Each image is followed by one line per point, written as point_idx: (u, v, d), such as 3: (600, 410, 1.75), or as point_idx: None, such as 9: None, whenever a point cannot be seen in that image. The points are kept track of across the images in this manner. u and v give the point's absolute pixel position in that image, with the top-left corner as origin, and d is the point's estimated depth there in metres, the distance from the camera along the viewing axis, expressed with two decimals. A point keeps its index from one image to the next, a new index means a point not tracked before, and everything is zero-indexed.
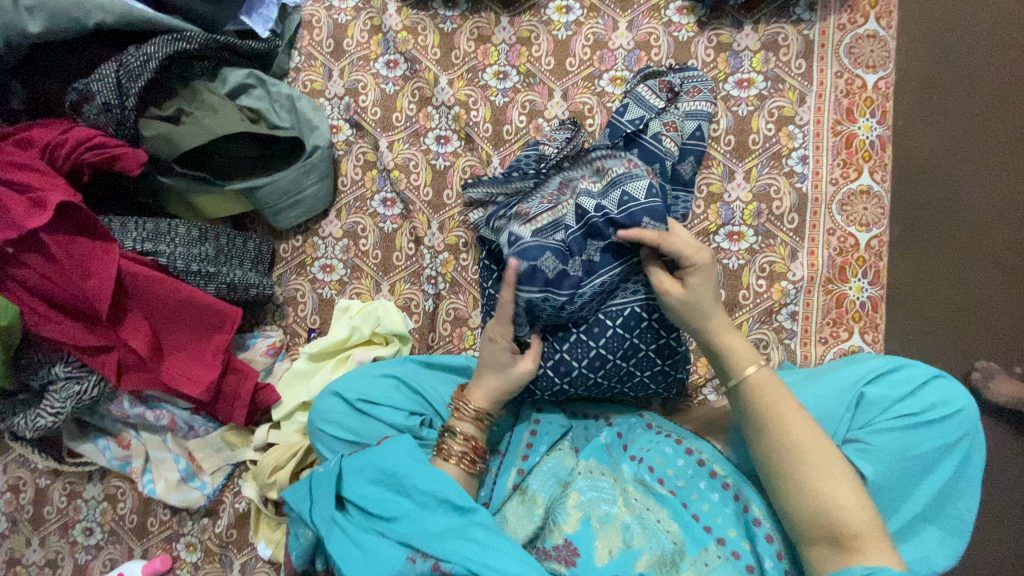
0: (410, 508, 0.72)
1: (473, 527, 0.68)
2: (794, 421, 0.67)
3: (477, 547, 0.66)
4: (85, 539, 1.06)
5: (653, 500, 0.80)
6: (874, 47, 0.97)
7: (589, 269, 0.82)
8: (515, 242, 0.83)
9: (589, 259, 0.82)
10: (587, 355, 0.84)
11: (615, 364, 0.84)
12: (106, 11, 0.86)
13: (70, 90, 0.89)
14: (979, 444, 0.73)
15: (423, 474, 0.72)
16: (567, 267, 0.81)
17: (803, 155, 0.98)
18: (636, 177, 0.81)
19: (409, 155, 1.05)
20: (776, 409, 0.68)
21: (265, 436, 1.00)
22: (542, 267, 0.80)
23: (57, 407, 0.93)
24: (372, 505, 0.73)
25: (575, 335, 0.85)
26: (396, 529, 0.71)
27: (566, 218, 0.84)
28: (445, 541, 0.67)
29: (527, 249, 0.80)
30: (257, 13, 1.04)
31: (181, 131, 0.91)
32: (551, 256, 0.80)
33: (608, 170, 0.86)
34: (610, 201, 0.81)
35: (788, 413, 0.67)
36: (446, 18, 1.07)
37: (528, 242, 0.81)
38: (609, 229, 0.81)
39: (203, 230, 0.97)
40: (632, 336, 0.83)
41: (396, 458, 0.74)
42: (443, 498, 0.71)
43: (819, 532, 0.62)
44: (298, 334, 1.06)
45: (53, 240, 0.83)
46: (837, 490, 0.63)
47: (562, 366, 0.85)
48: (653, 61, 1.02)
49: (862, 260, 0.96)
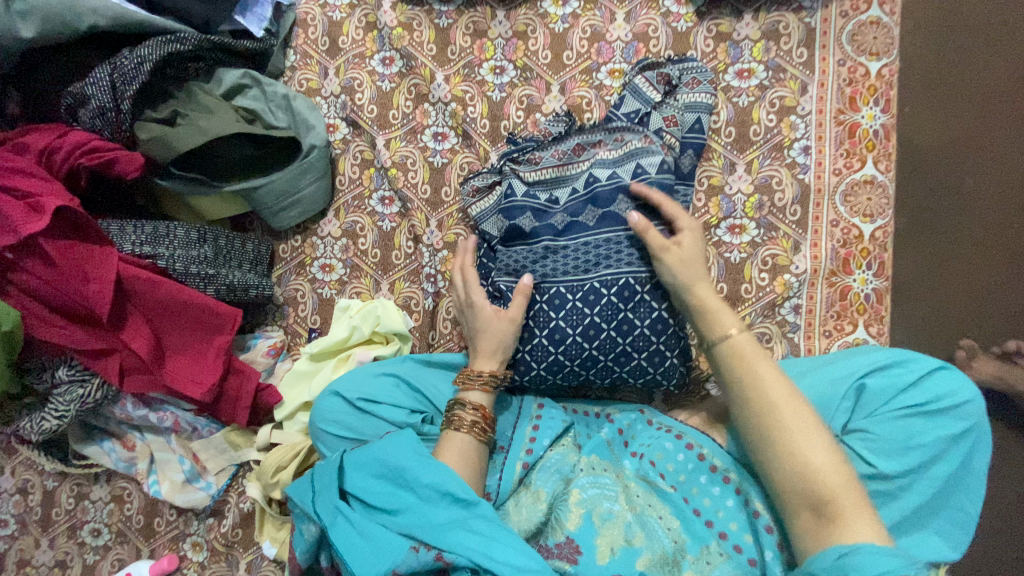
0: (413, 502, 0.71)
1: (477, 519, 0.68)
2: (775, 386, 0.68)
3: (479, 539, 0.67)
4: (93, 540, 1.07)
5: (655, 497, 0.79)
6: (878, 34, 0.95)
7: (574, 228, 0.89)
8: (509, 196, 0.93)
9: (583, 222, 0.88)
10: (581, 322, 0.85)
11: (608, 336, 0.84)
12: (99, 14, 0.86)
13: (66, 95, 0.89)
14: (985, 436, 0.71)
15: (426, 466, 0.72)
16: (551, 220, 0.90)
17: (805, 146, 0.96)
18: (650, 151, 0.88)
19: (406, 153, 1.04)
20: (754, 370, 0.70)
21: (268, 436, 1.00)
22: (522, 223, 0.91)
23: (61, 411, 0.94)
24: (373, 498, 0.73)
25: (570, 303, 0.86)
26: (399, 522, 0.71)
27: (575, 183, 0.91)
28: (448, 532, 0.68)
29: (514, 209, 0.91)
30: (251, 12, 1.03)
31: (177, 134, 0.91)
32: (531, 215, 0.91)
33: (625, 140, 0.91)
34: (624, 171, 0.88)
35: (766, 373, 0.69)
36: (441, 13, 1.06)
37: (518, 200, 0.92)
38: (616, 199, 0.87)
39: (202, 232, 0.97)
40: (627, 308, 0.84)
41: (398, 452, 0.74)
42: (445, 492, 0.70)
43: (802, 502, 0.63)
44: (299, 334, 1.06)
45: (52, 245, 0.83)
46: (819, 456, 0.63)
47: (557, 334, 0.86)
48: (651, 52, 1.01)
49: (867, 251, 0.94)
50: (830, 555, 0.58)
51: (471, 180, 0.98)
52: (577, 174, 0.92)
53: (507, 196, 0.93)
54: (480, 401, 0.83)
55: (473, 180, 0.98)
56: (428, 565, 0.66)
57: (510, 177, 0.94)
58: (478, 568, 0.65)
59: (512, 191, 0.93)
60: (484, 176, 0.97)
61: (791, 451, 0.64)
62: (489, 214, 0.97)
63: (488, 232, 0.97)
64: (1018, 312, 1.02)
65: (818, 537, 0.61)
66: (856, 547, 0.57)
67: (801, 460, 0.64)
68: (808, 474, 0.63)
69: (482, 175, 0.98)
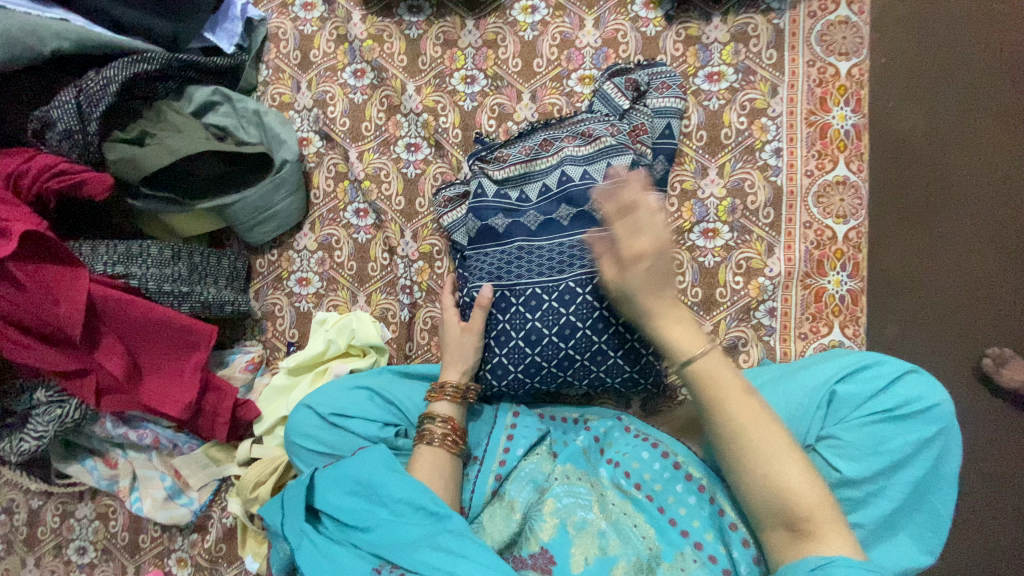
0: (385, 518, 0.72)
1: (445, 534, 0.68)
2: (740, 411, 0.65)
3: (446, 557, 0.65)
4: (79, 558, 1.07)
5: (630, 504, 0.79)
6: (847, 34, 0.95)
7: (546, 227, 0.89)
8: (479, 195, 0.94)
9: (557, 220, 0.89)
10: (556, 321, 0.84)
11: (584, 334, 0.84)
12: (62, 38, 0.87)
13: (31, 118, 0.90)
14: (955, 440, 0.71)
15: (398, 481, 0.73)
16: (524, 219, 0.90)
17: (777, 148, 0.96)
18: (620, 150, 0.89)
19: (379, 164, 1.04)
20: (721, 394, 0.66)
21: (248, 451, 1.01)
22: (494, 223, 0.91)
23: (40, 431, 0.94)
24: (345, 515, 0.73)
25: (546, 304, 0.85)
26: (369, 539, 0.71)
27: (546, 179, 0.91)
28: (416, 550, 0.67)
29: (485, 209, 0.93)
30: (221, 28, 1.04)
31: (146, 154, 0.92)
32: (503, 216, 0.92)
33: (595, 136, 0.91)
34: (596, 171, 0.89)
35: (732, 397, 0.65)
36: (411, 24, 1.06)
37: (489, 202, 0.93)
38: (590, 199, 0.87)
39: (176, 250, 0.97)
40: (602, 305, 0.83)
41: (370, 467, 0.75)
42: (418, 505, 0.71)
43: (777, 521, 0.61)
44: (277, 348, 1.07)
45: (21, 269, 0.83)
46: (794, 476, 0.61)
47: (533, 335, 0.86)
48: (621, 58, 1.01)
49: (841, 252, 0.93)
50: (807, 567, 0.57)
51: (443, 191, 1.00)
52: (546, 168, 0.92)
53: (477, 195, 0.95)
54: (452, 412, 0.83)
55: (445, 191, 0.99)
56: None
57: (479, 176, 0.96)
58: None
59: (482, 191, 0.94)
60: (455, 184, 0.99)
61: (764, 472, 0.62)
62: (460, 224, 0.97)
63: (459, 244, 0.98)
64: (1012, 306, 1.01)
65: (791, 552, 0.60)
66: (834, 559, 0.56)
67: (773, 480, 0.62)
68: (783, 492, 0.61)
69: (454, 184, 1.00)
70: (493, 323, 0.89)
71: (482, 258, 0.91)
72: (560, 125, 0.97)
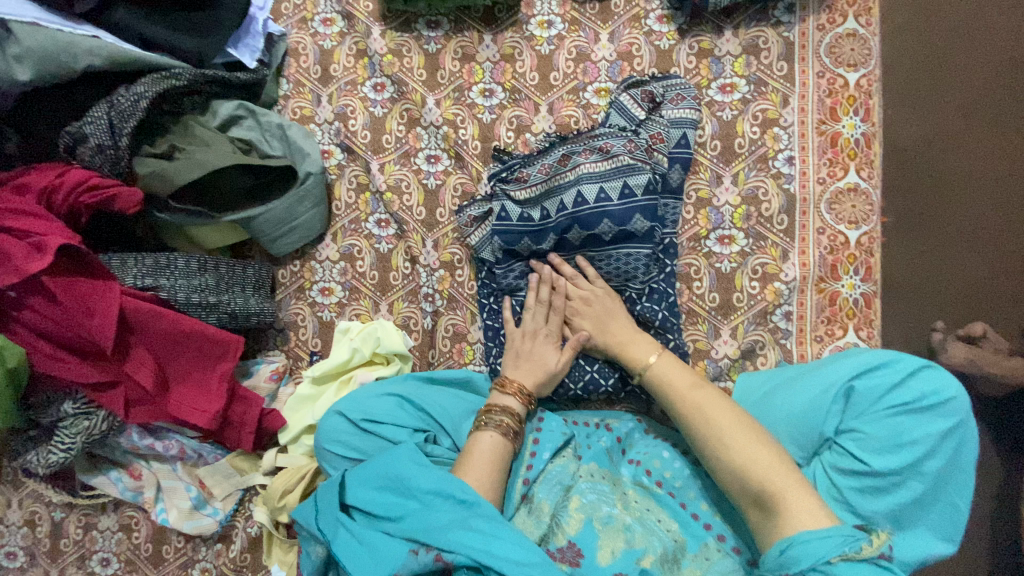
0: (416, 508, 0.74)
1: (477, 518, 0.70)
2: (689, 405, 0.78)
3: (479, 536, 0.68)
4: (103, 569, 1.08)
5: (653, 501, 0.82)
6: (855, 46, 0.98)
7: (564, 246, 0.95)
8: (503, 219, 0.96)
9: (570, 240, 0.94)
10: None
11: None
12: (94, 54, 0.89)
13: (64, 134, 0.91)
14: (971, 432, 0.73)
15: (427, 474, 0.75)
16: (544, 241, 0.94)
17: (789, 157, 0.99)
18: (636, 170, 0.92)
19: (401, 176, 1.06)
20: (672, 395, 0.81)
21: (274, 460, 1.02)
22: (518, 247, 0.96)
23: (68, 443, 0.95)
24: (377, 509, 0.75)
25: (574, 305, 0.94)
26: (402, 528, 0.73)
27: (563, 196, 0.93)
28: (448, 531, 0.69)
29: (510, 233, 0.95)
30: (243, 43, 1.05)
31: (175, 168, 0.93)
32: (527, 240, 0.95)
33: (612, 152, 0.93)
34: (612, 189, 0.91)
35: (679, 397, 0.80)
36: (430, 39, 1.08)
37: (513, 226, 0.95)
38: (600, 222, 0.91)
39: (202, 261, 0.99)
40: None
41: (399, 463, 0.77)
42: (447, 495, 0.73)
43: (748, 500, 0.70)
44: (300, 357, 1.08)
45: (55, 283, 0.84)
46: (742, 454, 0.72)
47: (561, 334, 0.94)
48: (636, 70, 1.03)
49: (853, 257, 0.96)
50: (774, 552, 0.65)
51: (466, 210, 1.01)
52: (563, 185, 0.93)
53: (500, 217, 0.96)
54: (511, 404, 0.86)
55: (467, 211, 1.01)
56: (428, 566, 0.68)
57: (502, 200, 0.98)
58: (478, 565, 0.67)
59: (506, 215, 0.96)
60: (476, 205, 1.00)
61: (720, 456, 0.73)
62: (486, 243, 0.99)
63: (486, 260, 1.00)
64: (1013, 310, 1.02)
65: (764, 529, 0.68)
66: (793, 539, 0.64)
67: (727, 464, 0.72)
68: (739, 472, 0.71)
69: (477, 203, 1.01)
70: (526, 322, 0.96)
71: (508, 273, 0.97)
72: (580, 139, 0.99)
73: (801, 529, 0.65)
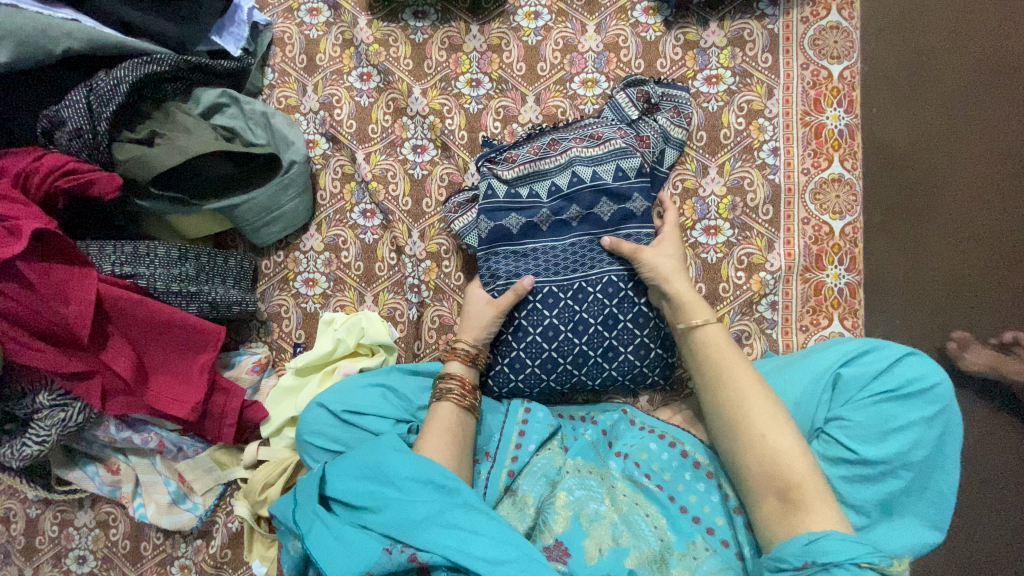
0: (396, 497, 0.73)
1: (456, 513, 0.70)
2: (741, 375, 0.75)
3: (459, 534, 0.68)
4: (78, 567, 1.05)
5: (641, 496, 0.80)
6: (838, 38, 0.99)
7: (557, 228, 0.93)
8: (490, 196, 0.94)
9: (568, 221, 0.93)
10: (572, 318, 0.89)
11: (596, 331, 0.89)
12: (73, 37, 0.88)
13: (41, 118, 0.90)
14: (955, 417, 0.73)
15: (407, 461, 0.74)
16: (537, 219, 0.93)
17: (774, 147, 0.99)
18: (628, 153, 0.91)
19: (386, 166, 1.06)
20: (717, 358, 0.77)
21: (255, 453, 1.00)
22: (508, 224, 0.93)
23: (42, 436, 0.93)
24: (357, 499, 0.74)
25: (562, 302, 0.89)
26: (379, 521, 0.72)
27: (555, 179, 0.92)
28: (427, 530, 0.69)
29: (498, 210, 0.93)
30: (228, 32, 1.04)
31: (155, 153, 0.92)
32: (515, 215, 0.93)
33: (604, 138, 0.93)
34: (606, 171, 0.91)
35: (729, 363, 0.76)
36: (417, 29, 1.08)
37: (501, 202, 0.93)
38: (597, 202, 0.91)
39: (183, 250, 0.98)
40: (612, 304, 0.89)
41: (379, 452, 0.76)
42: (428, 480, 0.73)
43: (769, 488, 0.68)
44: (283, 349, 1.06)
45: (29, 268, 0.82)
46: (782, 442, 0.69)
47: (550, 331, 0.89)
48: (623, 62, 1.04)
49: (838, 247, 0.97)
50: (799, 542, 0.63)
51: (452, 198, 1.01)
52: (553, 168, 0.93)
53: (487, 195, 0.94)
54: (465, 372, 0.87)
55: (455, 198, 1.01)
56: (403, 566, 0.67)
57: (488, 176, 0.95)
58: (453, 565, 0.66)
59: (493, 191, 0.94)
60: (465, 191, 1.00)
61: (764, 434, 0.70)
62: (471, 228, 0.96)
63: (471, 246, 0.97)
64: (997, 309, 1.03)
65: (785, 520, 0.66)
66: (825, 533, 0.62)
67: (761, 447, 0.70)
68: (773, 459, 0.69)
69: (462, 191, 1.01)
70: (511, 320, 0.91)
71: (496, 259, 0.93)
72: (570, 127, 0.99)
73: (802, 530, 0.64)
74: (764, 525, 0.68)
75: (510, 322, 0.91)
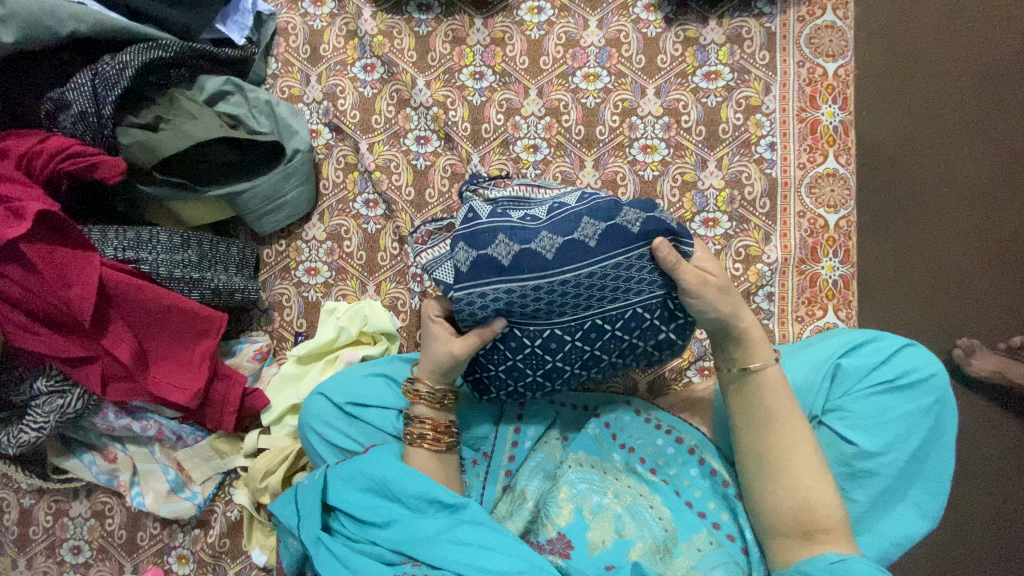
0: (404, 513, 0.74)
1: (464, 526, 0.71)
2: (790, 435, 0.71)
3: (467, 549, 0.69)
4: (72, 558, 1.04)
5: (645, 487, 0.81)
6: (834, 37, 1.02)
7: (567, 252, 0.70)
8: (470, 220, 0.73)
9: (580, 241, 0.70)
10: (580, 357, 0.77)
11: (608, 362, 0.79)
12: (79, 20, 0.87)
13: (46, 100, 0.90)
14: (951, 407, 0.76)
15: (412, 478, 0.74)
16: (537, 244, 0.70)
17: (771, 142, 1.02)
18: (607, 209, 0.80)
19: (390, 156, 1.06)
20: (771, 407, 0.73)
21: (255, 441, 1.00)
22: (497, 251, 0.70)
23: (40, 423, 0.92)
24: (364, 512, 0.75)
25: (569, 343, 0.76)
26: (388, 536, 0.73)
27: (554, 199, 0.74)
28: (435, 547, 0.70)
29: (480, 233, 0.71)
30: (232, 21, 1.04)
31: (160, 139, 0.92)
32: (504, 240, 0.71)
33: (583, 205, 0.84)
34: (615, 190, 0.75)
35: (782, 414, 0.72)
36: (421, 21, 1.09)
37: (483, 224, 0.71)
38: (609, 216, 0.71)
39: (185, 237, 0.98)
40: (632, 337, 0.76)
41: (382, 465, 0.76)
42: (433, 498, 0.73)
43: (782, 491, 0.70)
44: (285, 338, 1.07)
45: (32, 249, 0.81)
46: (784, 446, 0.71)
47: (554, 372, 0.79)
48: (624, 58, 1.05)
49: (832, 240, 1.00)
50: (825, 561, 0.65)
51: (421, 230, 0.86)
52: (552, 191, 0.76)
53: (469, 220, 0.74)
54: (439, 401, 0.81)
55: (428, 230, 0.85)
56: None
57: (469, 202, 0.76)
58: None
59: (475, 215, 0.74)
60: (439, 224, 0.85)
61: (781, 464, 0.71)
62: (445, 259, 0.74)
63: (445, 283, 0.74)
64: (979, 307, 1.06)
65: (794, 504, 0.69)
66: (849, 556, 0.64)
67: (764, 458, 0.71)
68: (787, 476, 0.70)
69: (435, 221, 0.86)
70: (506, 356, 0.78)
71: (482, 298, 0.72)
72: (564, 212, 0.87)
73: (827, 551, 0.66)
74: (774, 502, 0.70)
75: (503, 360, 0.79)
